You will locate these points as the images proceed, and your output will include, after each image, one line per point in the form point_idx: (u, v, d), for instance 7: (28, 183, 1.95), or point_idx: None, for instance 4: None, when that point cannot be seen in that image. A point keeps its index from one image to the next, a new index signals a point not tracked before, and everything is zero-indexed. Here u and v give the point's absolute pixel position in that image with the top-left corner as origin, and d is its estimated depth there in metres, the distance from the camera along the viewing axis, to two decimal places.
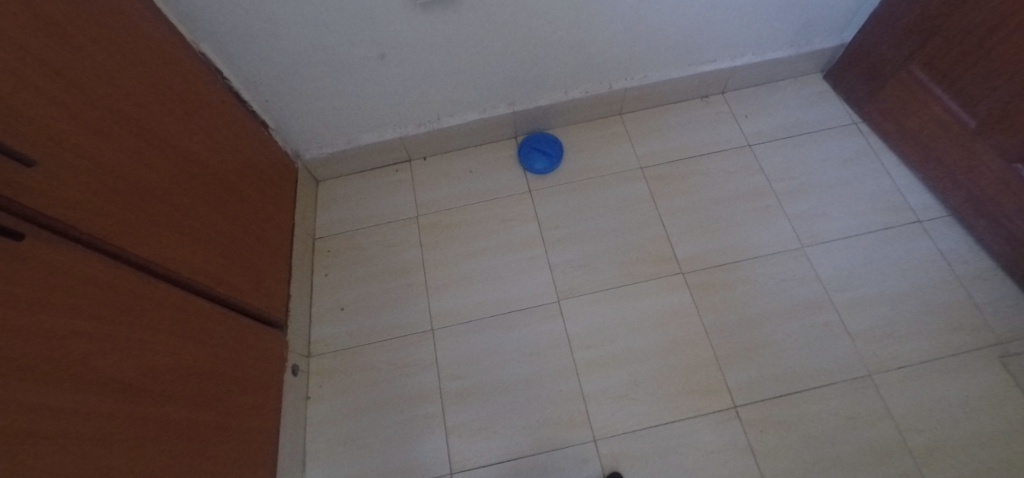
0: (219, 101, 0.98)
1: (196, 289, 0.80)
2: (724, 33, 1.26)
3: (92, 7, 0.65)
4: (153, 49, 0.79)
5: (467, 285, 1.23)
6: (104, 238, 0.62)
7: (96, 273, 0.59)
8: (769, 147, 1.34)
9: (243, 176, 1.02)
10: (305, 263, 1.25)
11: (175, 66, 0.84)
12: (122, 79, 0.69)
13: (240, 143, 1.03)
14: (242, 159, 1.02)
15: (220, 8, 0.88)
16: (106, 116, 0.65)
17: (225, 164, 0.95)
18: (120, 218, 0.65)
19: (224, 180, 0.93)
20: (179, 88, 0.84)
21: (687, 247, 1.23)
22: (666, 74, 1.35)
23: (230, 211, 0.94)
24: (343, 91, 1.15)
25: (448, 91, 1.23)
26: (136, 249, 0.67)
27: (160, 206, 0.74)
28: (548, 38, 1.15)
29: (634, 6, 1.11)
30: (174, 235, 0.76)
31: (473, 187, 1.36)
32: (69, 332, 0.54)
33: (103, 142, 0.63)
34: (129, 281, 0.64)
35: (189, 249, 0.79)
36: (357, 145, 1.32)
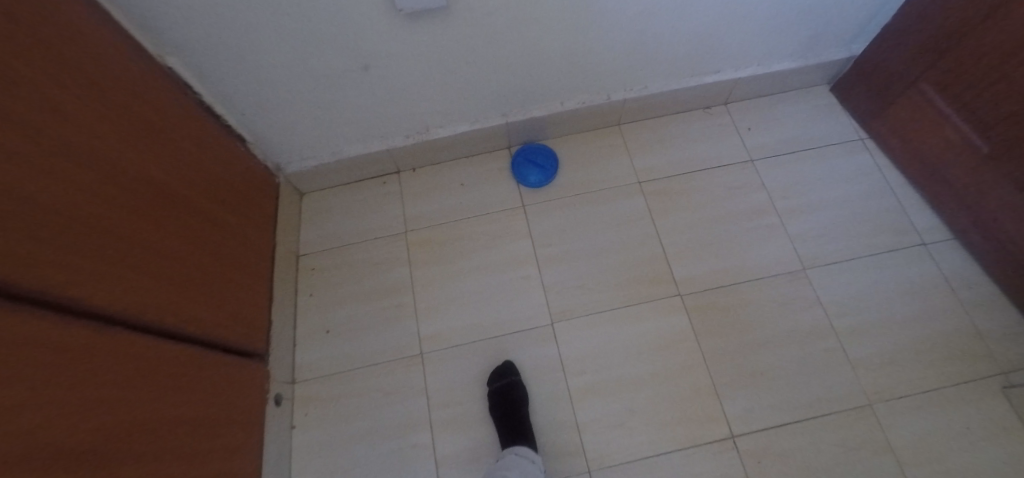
0: (189, 121, 0.91)
1: (165, 331, 0.74)
2: (728, 44, 1.20)
3: (38, 32, 0.58)
4: (112, 72, 0.72)
5: (457, 306, 1.18)
6: (54, 293, 0.56)
7: (52, 334, 0.53)
8: (770, 163, 1.31)
9: (218, 200, 0.95)
10: (288, 283, 1.19)
11: (135, 88, 0.77)
12: (75, 111, 0.62)
13: (215, 165, 0.96)
14: (217, 182, 0.96)
15: (186, 19, 0.81)
16: (58, 155, 0.58)
17: (197, 189, 0.89)
18: (74, 268, 0.59)
19: (197, 209, 0.87)
20: (141, 112, 0.77)
21: (686, 268, 1.18)
22: (668, 85, 1.29)
23: (202, 240, 0.87)
24: (327, 103, 1.08)
25: (440, 102, 1.16)
26: (96, 300, 0.61)
27: (121, 246, 0.68)
28: (543, 48, 1.08)
29: (634, 17, 1.05)
30: (138, 277, 0.70)
31: (465, 201, 1.30)
32: (36, 405, 0.49)
33: (53, 185, 0.57)
34: (88, 337, 0.59)
35: (157, 290, 0.73)
36: (342, 158, 1.25)
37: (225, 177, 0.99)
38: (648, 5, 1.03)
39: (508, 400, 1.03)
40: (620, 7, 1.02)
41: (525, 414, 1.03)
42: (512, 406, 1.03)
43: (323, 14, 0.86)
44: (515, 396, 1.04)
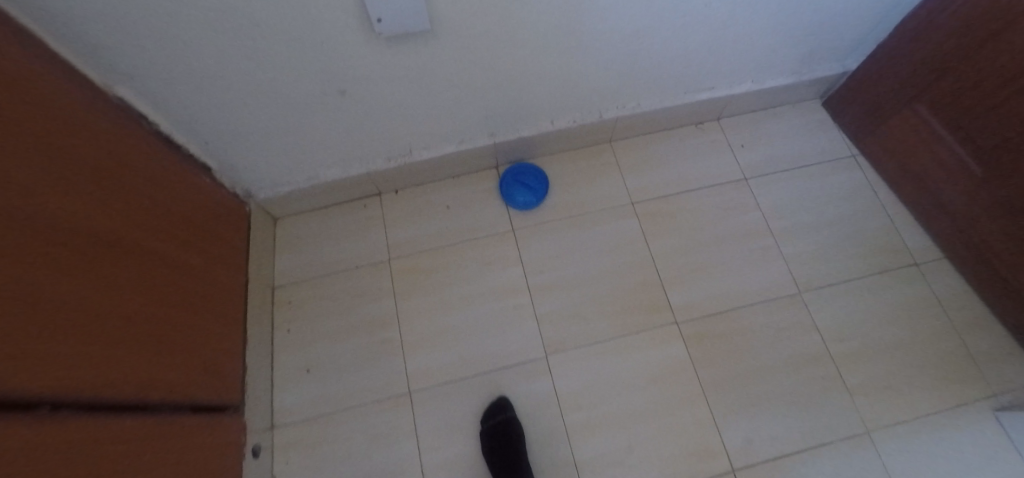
0: (148, 158, 0.82)
1: (136, 404, 0.67)
2: (722, 62, 1.17)
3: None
4: (66, 118, 0.63)
5: (446, 340, 1.12)
6: (35, 389, 0.49)
7: (41, 438, 0.47)
8: (764, 181, 1.28)
9: (185, 243, 0.87)
10: (262, 320, 1.11)
11: (90, 131, 0.68)
12: (37, 173, 0.55)
13: (177, 202, 0.87)
14: (183, 223, 0.87)
15: (138, 47, 0.71)
16: (25, 229, 0.51)
17: (161, 236, 0.80)
18: (43, 356, 0.52)
19: (158, 257, 0.78)
20: (98, 158, 0.69)
21: (682, 294, 1.15)
22: (660, 102, 1.25)
23: (168, 292, 0.79)
24: (302, 129, 1.00)
25: (425, 124, 1.09)
26: (58, 388, 0.53)
27: (83, 319, 0.60)
28: (535, 69, 1.02)
29: (630, 37, 1.01)
30: (102, 350, 0.62)
31: (451, 226, 1.23)
32: None
33: (22, 265, 0.50)
34: (70, 431, 0.52)
35: (121, 360, 0.66)
36: (319, 182, 1.17)
37: (189, 215, 0.89)
38: (643, 25, 0.98)
39: (504, 440, 0.98)
40: (614, 27, 0.97)
41: (523, 452, 0.98)
42: (508, 445, 0.98)
43: (292, 38, 0.77)
44: (511, 436, 0.99)
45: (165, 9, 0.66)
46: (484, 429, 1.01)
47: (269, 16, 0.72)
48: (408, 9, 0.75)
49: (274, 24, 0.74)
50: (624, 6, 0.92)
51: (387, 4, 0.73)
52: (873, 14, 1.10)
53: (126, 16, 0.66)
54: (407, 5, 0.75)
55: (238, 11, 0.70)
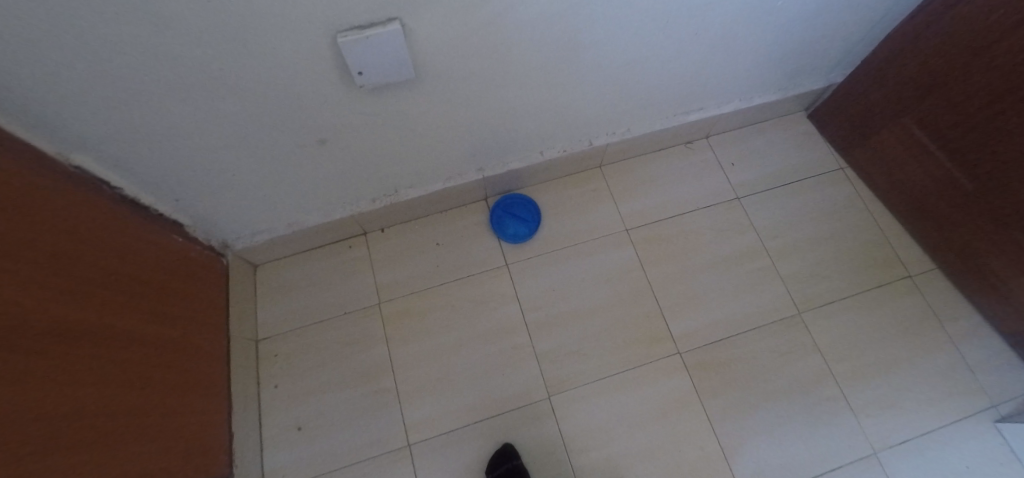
0: (114, 228, 0.76)
1: None
2: (711, 83, 1.15)
3: None
4: (21, 202, 0.58)
5: (445, 386, 1.08)
6: None
7: None
8: (756, 200, 1.27)
9: (161, 314, 0.81)
10: (247, 378, 1.05)
11: (49, 212, 0.63)
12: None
13: (149, 270, 0.80)
14: (157, 292, 0.81)
15: (94, 113, 0.65)
16: None
17: (134, 311, 0.74)
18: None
19: (129, 337, 0.72)
20: (60, 240, 0.63)
21: (682, 323, 1.13)
22: (650, 126, 1.23)
23: (143, 372, 0.73)
24: (280, 178, 0.94)
25: (411, 164, 1.05)
26: None
27: (62, 423, 0.55)
28: (524, 104, 0.99)
29: (619, 69, 0.99)
30: (81, 454, 0.57)
31: (442, 264, 1.19)
32: None
33: None
34: None
35: (101, 460, 0.60)
36: (300, 228, 1.11)
37: (162, 281, 0.83)
38: (632, 55, 0.96)
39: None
40: (603, 60, 0.94)
41: None
42: None
43: (265, 92, 0.72)
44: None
45: (122, 72, 0.61)
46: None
47: (237, 72, 0.67)
48: (389, 59, 0.72)
49: (243, 79, 0.69)
50: (613, 39, 0.89)
51: (367, 56, 0.70)
52: (857, 31, 1.10)
53: (78, 85, 0.60)
54: (387, 55, 0.71)
55: (203, 69, 0.65)
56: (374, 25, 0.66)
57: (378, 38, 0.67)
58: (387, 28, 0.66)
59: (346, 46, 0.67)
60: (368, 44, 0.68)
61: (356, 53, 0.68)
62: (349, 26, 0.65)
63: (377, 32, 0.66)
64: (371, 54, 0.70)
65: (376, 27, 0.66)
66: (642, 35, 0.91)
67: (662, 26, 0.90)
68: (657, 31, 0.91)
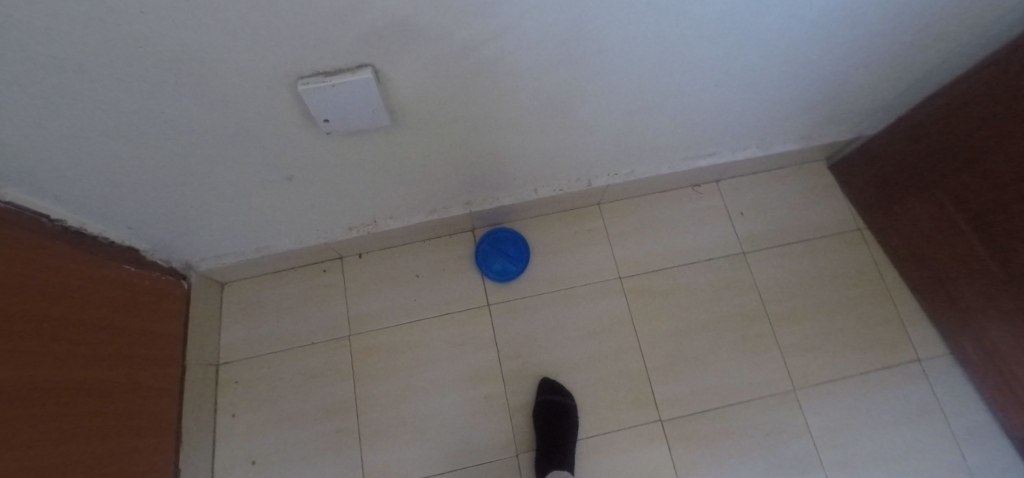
0: (54, 264, 0.69)
1: None
2: (728, 131, 1.05)
3: None
4: None
5: (411, 432, 1.03)
6: None
7: None
8: (763, 257, 1.18)
9: (103, 354, 0.75)
10: (203, 407, 1.00)
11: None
12: None
13: (90, 311, 0.74)
14: (99, 330, 0.75)
15: (25, 157, 0.58)
16: None
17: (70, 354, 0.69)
18: None
19: (60, 393, 0.66)
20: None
21: (667, 387, 1.07)
22: (656, 169, 1.13)
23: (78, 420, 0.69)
24: (244, 208, 0.87)
25: (390, 199, 0.97)
26: None
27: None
28: (518, 146, 0.90)
29: (626, 117, 0.90)
30: None
31: (420, 298, 1.13)
32: None
33: None
34: None
35: None
36: (270, 251, 1.05)
37: (107, 316, 0.77)
38: (642, 105, 0.87)
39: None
40: (609, 109, 0.86)
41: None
42: None
43: (219, 134, 0.65)
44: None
45: (48, 117, 0.53)
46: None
47: (188, 115, 0.59)
48: (360, 105, 0.62)
49: (195, 122, 0.61)
50: (624, 88, 0.80)
51: (333, 102, 0.60)
52: (892, 89, 1.00)
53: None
54: (357, 101, 0.61)
55: (146, 112, 0.57)
56: (342, 72, 0.57)
57: (345, 86, 0.58)
58: (356, 76, 0.57)
59: (307, 92, 0.57)
60: (333, 91, 0.58)
61: (320, 99, 0.59)
62: (311, 71, 0.56)
63: (344, 80, 0.57)
64: (338, 101, 0.60)
65: (344, 74, 0.56)
66: (656, 84, 0.82)
67: (679, 77, 0.81)
68: (673, 81, 0.82)
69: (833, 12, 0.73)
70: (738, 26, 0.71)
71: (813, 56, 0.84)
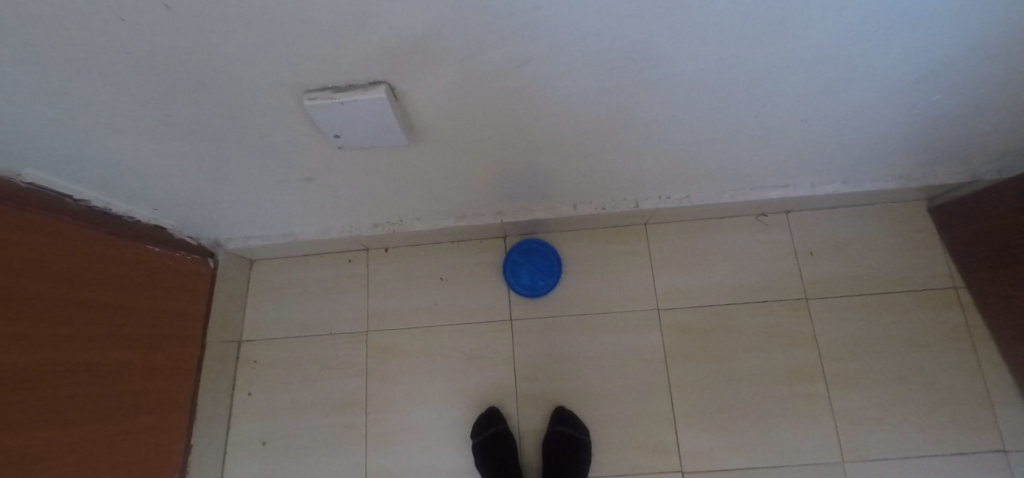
0: (81, 245, 0.71)
1: None
2: (808, 163, 0.90)
3: None
4: None
5: (415, 439, 1.00)
6: None
7: None
8: (828, 307, 1.03)
9: (128, 333, 0.78)
10: (220, 383, 1.02)
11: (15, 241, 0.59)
12: None
13: (119, 293, 0.76)
14: (125, 310, 0.78)
15: (44, 145, 0.57)
16: None
17: (101, 331, 0.72)
18: None
19: (80, 373, 0.68)
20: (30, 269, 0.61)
21: (692, 437, 0.97)
22: (715, 196, 1.00)
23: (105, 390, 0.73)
24: (266, 198, 0.85)
25: (415, 201, 0.91)
26: None
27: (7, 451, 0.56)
28: (559, 162, 0.81)
29: (687, 143, 0.79)
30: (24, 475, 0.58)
31: (440, 303, 1.08)
32: None
33: None
34: None
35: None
36: (295, 239, 1.04)
37: (133, 296, 0.80)
38: (706, 133, 0.76)
39: (504, 452, 0.95)
40: (668, 134, 0.75)
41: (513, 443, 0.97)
42: (504, 457, 0.95)
43: (231, 129, 0.61)
44: (507, 446, 0.96)
45: (57, 111, 0.51)
46: (475, 452, 0.96)
47: (198, 112, 0.56)
48: (371, 121, 0.59)
49: (206, 118, 0.58)
50: (693, 114, 0.70)
51: (341, 119, 0.57)
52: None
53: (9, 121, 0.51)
54: (369, 117, 0.58)
55: (153, 107, 0.54)
56: (351, 89, 0.53)
57: (355, 104, 0.54)
58: (367, 94, 0.52)
59: (314, 107, 0.55)
60: (341, 108, 0.55)
61: (327, 115, 0.56)
62: (318, 86, 0.53)
63: (353, 98, 0.53)
64: (346, 117, 0.57)
65: (354, 92, 0.53)
66: (732, 113, 0.70)
67: (759, 109, 0.70)
68: (752, 113, 0.71)
69: (975, 45, 0.58)
70: (839, 60, 0.59)
71: (935, 93, 0.68)
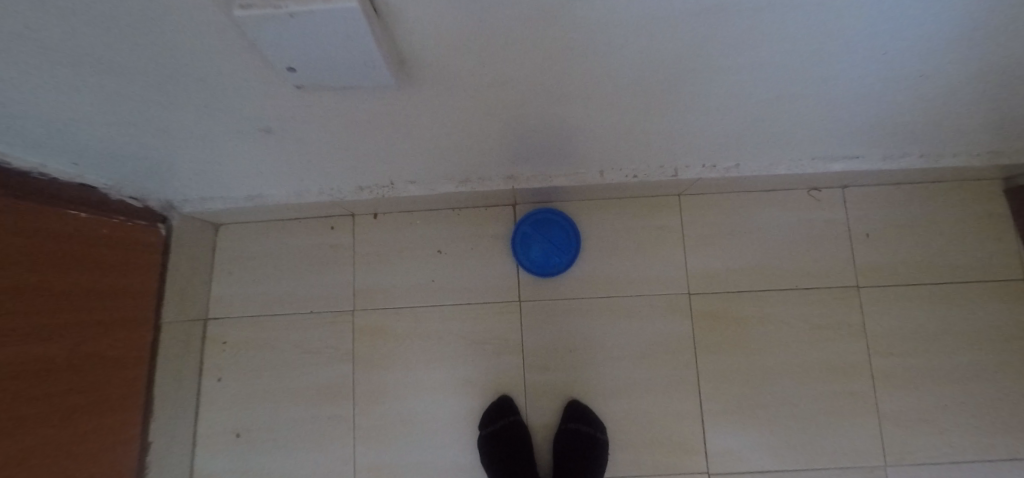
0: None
1: None
2: (892, 129, 0.74)
3: None
4: None
5: (409, 433, 0.89)
6: None
7: None
8: (880, 296, 0.90)
9: (59, 322, 0.63)
10: (184, 367, 0.89)
11: None
12: None
13: (47, 274, 0.61)
14: (55, 294, 0.63)
15: None
16: None
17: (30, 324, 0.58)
18: None
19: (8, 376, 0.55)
20: None
21: (720, 437, 0.87)
22: (769, 166, 0.84)
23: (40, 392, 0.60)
24: (218, 153, 0.67)
25: (409, 160, 0.74)
26: None
27: None
28: (593, 119, 0.64)
29: (759, 100, 0.62)
30: None
31: (438, 279, 0.94)
32: None
33: None
34: None
35: None
36: (265, 203, 0.87)
37: (64, 276, 0.64)
38: (786, 88, 0.59)
39: (511, 449, 0.85)
40: (739, 89, 0.58)
41: (525, 440, 0.86)
42: (513, 454, 0.85)
43: (146, 58, 0.43)
44: (517, 441, 0.86)
45: None
46: (481, 443, 0.85)
47: (85, 27, 0.38)
48: (341, 49, 0.41)
49: (103, 37, 0.39)
50: (787, 59, 0.52)
51: (295, 42, 0.39)
52: None
53: None
54: (338, 44, 0.40)
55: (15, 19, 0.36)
56: None
57: (312, 19, 0.35)
58: (331, 4, 0.34)
59: (252, 23, 0.36)
60: (294, 25, 0.36)
61: (273, 34, 0.38)
62: None
63: (308, 7, 0.34)
64: (300, 39, 0.39)
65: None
66: (836, 59, 0.53)
67: (873, 56, 0.53)
68: (861, 61, 0.53)
69: None
70: None
71: None
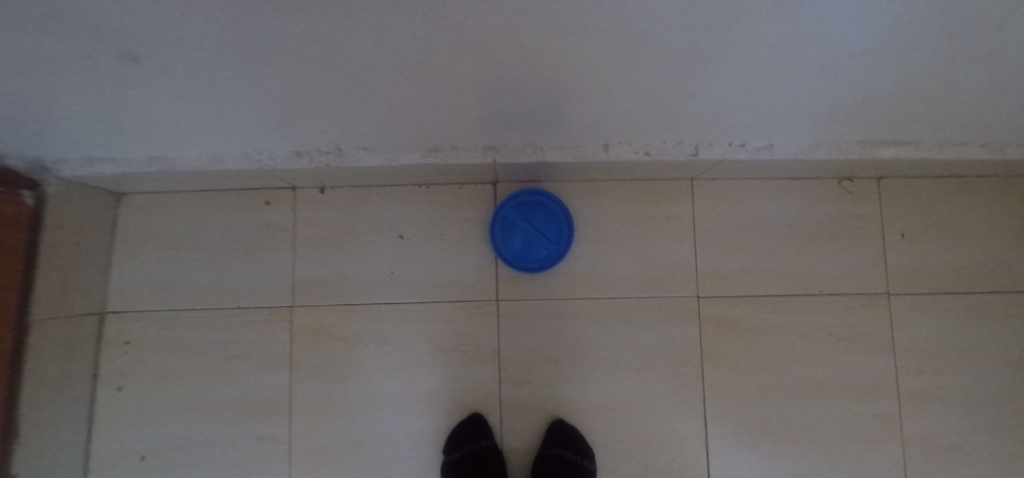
0: None
1: None
2: (971, 110, 0.59)
3: None
4: None
5: (358, 458, 0.73)
6: None
7: None
8: (912, 305, 0.79)
9: None
10: (69, 375, 0.70)
11: None
12: None
13: None
14: None
15: None
16: None
17: None
18: None
19: None
20: None
21: (725, 464, 0.75)
22: (806, 150, 0.69)
23: None
24: (78, 91, 0.46)
25: (358, 119, 0.55)
26: None
27: None
28: (608, 76, 0.47)
29: (836, 61, 0.46)
30: None
31: (398, 271, 0.76)
32: None
33: None
34: None
35: None
36: (172, 168, 0.67)
37: None
38: (879, 45, 0.43)
39: None
40: (821, 43, 0.42)
41: (499, 468, 0.72)
42: None
43: None
44: (489, 470, 0.71)
45: None
46: (445, 473, 0.71)
47: None
48: None
49: None
50: None
51: None
52: None
53: None
54: None
55: None
56: None
57: None
58: None
59: None
60: None
61: None
62: None
63: None
64: None
65: None
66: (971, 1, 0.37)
67: None
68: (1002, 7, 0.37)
69: None
70: None
71: None
